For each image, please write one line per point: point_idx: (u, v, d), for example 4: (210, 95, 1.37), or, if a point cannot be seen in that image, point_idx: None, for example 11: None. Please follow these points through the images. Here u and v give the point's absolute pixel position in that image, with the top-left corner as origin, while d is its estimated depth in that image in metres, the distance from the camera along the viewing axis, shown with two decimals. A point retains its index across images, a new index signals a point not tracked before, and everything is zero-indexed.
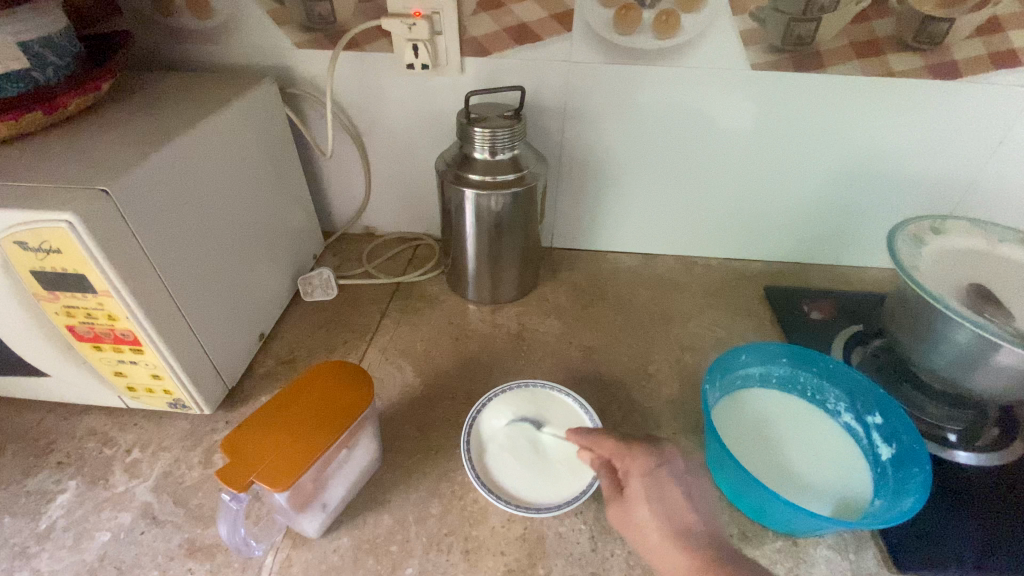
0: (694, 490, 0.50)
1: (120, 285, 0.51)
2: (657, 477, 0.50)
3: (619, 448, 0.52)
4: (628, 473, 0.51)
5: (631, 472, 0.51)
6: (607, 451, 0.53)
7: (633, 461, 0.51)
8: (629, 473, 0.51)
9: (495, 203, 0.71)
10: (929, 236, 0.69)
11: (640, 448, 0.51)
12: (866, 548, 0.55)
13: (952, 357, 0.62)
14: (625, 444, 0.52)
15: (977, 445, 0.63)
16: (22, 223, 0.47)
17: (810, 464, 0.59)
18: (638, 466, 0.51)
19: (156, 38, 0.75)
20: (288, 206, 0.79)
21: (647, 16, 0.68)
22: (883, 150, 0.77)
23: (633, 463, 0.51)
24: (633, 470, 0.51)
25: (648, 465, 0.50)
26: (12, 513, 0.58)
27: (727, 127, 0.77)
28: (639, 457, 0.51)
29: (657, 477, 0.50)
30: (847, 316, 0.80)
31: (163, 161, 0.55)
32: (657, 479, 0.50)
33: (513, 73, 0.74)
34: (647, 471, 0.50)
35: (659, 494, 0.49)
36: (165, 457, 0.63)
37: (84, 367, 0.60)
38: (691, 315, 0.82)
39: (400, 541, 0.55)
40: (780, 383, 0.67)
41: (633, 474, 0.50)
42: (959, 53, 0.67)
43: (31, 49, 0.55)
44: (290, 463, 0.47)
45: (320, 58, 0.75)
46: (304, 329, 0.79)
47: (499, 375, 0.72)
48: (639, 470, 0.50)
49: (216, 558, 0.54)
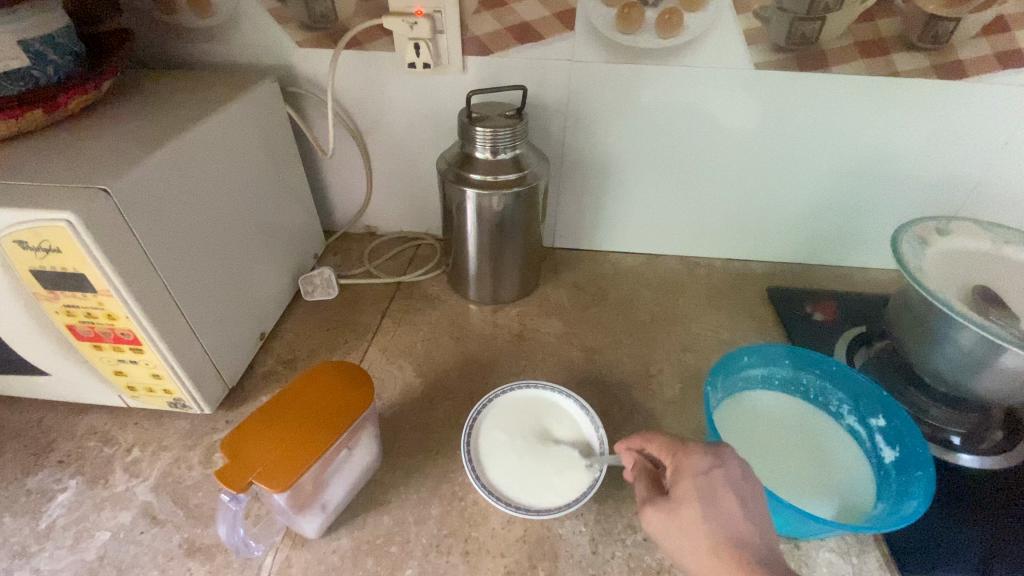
0: (750, 495, 0.44)
1: (120, 284, 0.51)
2: (711, 479, 0.45)
3: (670, 445, 0.49)
4: (678, 472, 0.46)
5: (681, 471, 0.46)
6: (655, 447, 0.49)
7: (686, 458, 0.47)
8: (679, 472, 0.46)
9: (497, 202, 0.71)
10: (934, 237, 0.68)
11: (696, 446, 0.47)
12: (868, 551, 0.55)
13: (955, 360, 0.61)
14: (680, 441, 0.48)
15: (980, 448, 0.62)
16: (22, 223, 0.46)
17: (812, 467, 0.59)
18: (693, 464, 0.46)
19: (156, 36, 0.75)
20: (289, 205, 0.79)
21: (650, 14, 0.67)
22: (887, 150, 0.76)
23: (686, 460, 0.47)
24: (685, 468, 0.46)
25: (701, 464, 0.46)
26: (12, 512, 0.57)
27: (730, 128, 0.76)
28: (694, 455, 0.46)
29: (711, 478, 0.45)
30: (850, 317, 0.80)
31: (164, 160, 0.55)
32: (712, 481, 0.45)
33: (515, 72, 0.74)
34: (701, 470, 0.45)
35: (712, 499, 0.44)
36: (166, 456, 0.63)
37: (85, 366, 0.60)
38: (693, 316, 0.82)
39: (399, 542, 0.55)
40: (782, 385, 0.67)
41: (685, 473, 0.46)
42: (964, 53, 0.67)
43: (32, 47, 0.55)
44: (289, 464, 0.47)
45: (321, 57, 0.75)
46: (305, 329, 0.79)
47: (500, 375, 0.72)
48: (692, 469, 0.46)
49: (215, 558, 0.54)
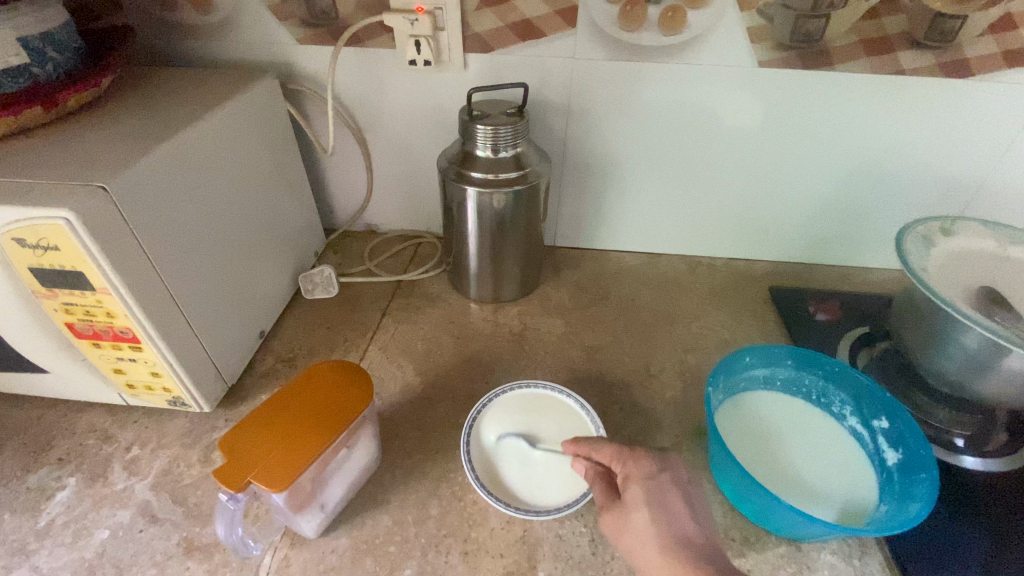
0: (695, 497, 0.47)
1: (119, 283, 0.50)
2: (659, 482, 0.47)
3: (620, 452, 0.50)
4: (628, 478, 0.48)
5: (630, 477, 0.48)
6: (606, 456, 0.50)
7: (635, 464, 0.49)
8: (629, 478, 0.48)
9: (497, 201, 0.70)
10: (938, 237, 0.68)
11: (643, 452, 0.49)
12: (870, 555, 0.54)
13: (959, 361, 0.61)
14: (627, 448, 0.50)
15: (984, 450, 0.62)
16: (20, 220, 0.46)
17: (814, 469, 0.58)
18: (641, 469, 0.48)
19: (157, 33, 0.75)
20: (289, 203, 0.79)
21: (652, 12, 0.67)
22: (892, 149, 0.76)
23: (634, 466, 0.48)
24: (633, 474, 0.48)
25: (649, 469, 0.48)
26: (12, 510, 0.57)
27: (733, 126, 0.76)
28: (642, 460, 0.49)
29: (659, 482, 0.47)
30: (854, 318, 0.79)
31: (163, 158, 0.55)
32: (660, 485, 0.47)
33: (517, 69, 0.73)
34: (649, 475, 0.47)
35: (660, 501, 0.46)
36: (165, 454, 0.63)
37: (84, 363, 0.60)
38: (696, 315, 0.81)
39: (398, 542, 0.54)
40: (784, 385, 0.66)
41: (634, 478, 0.48)
42: (970, 51, 0.66)
43: (31, 44, 0.55)
44: (287, 464, 0.46)
45: (322, 54, 0.75)
46: (305, 327, 0.78)
47: (500, 375, 0.72)
48: (641, 474, 0.48)
49: (214, 557, 0.54)
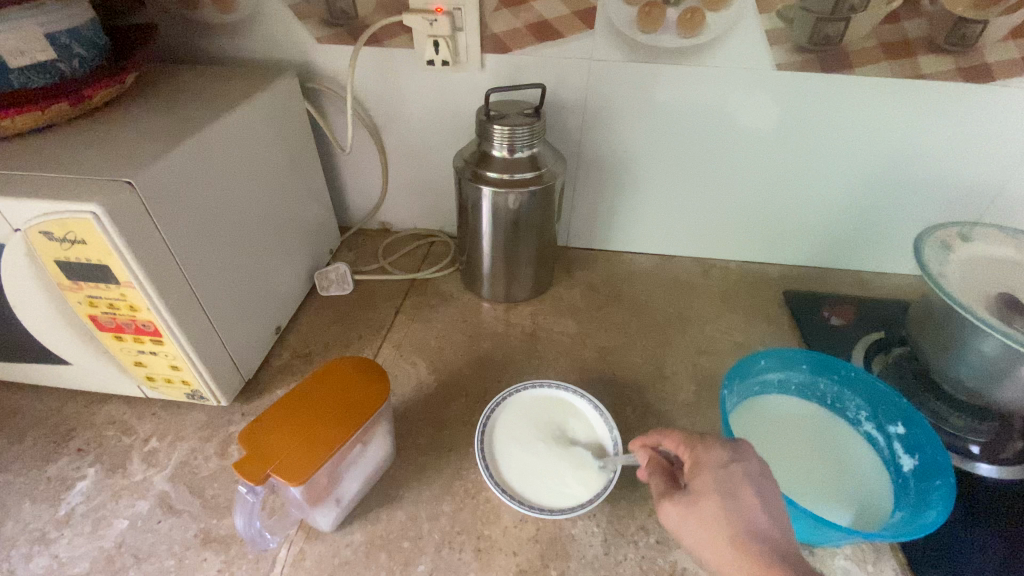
0: (769, 492, 0.44)
1: (143, 277, 0.51)
2: (730, 472, 0.44)
3: (689, 439, 0.48)
4: (697, 466, 0.46)
5: (701, 465, 0.45)
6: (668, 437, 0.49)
7: (706, 452, 0.46)
8: (699, 465, 0.45)
9: (513, 201, 0.71)
10: (957, 243, 0.67)
11: (715, 440, 0.46)
12: (884, 559, 0.54)
13: (978, 367, 0.61)
14: (699, 436, 0.47)
15: (999, 457, 0.61)
16: (49, 214, 0.47)
17: (829, 475, 0.58)
18: (712, 457, 0.45)
19: (177, 31, 0.75)
20: (305, 200, 0.79)
21: (672, 13, 0.67)
22: (909, 154, 0.75)
23: (706, 454, 0.46)
24: (704, 462, 0.45)
25: (721, 457, 0.45)
26: (32, 499, 0.58)
27: (749, 129, 0.76)
28: (714, 448, 0.46)
29: (730, 473, 0.44)
30: (868, 322, 0.79)
31: (187, 154, 0.55)
32: (731, 476, 0.44)
33: (534, 70, 0.74)
34: (721, 464, 0.45)
35: (731, 493, 0.43)
36: (183, 446, 0.63)
37: (105, 357, 0.60)
38: (708, 318, 0.81)
39: (413, 538, 0.55)
40: (799, 390, 0.66)
41: (704, 466, 0.45)
42: (991, 56, 0.66)
43: (58, 40, 0.56)
44: (306, 458, 0.47)
45: (341, 53, 0.75)
46: (320, 323, 0.79)
47: (514, 374, 0.72)
48: (711, 461, 0.45)
49: (231, 549, 0.55)
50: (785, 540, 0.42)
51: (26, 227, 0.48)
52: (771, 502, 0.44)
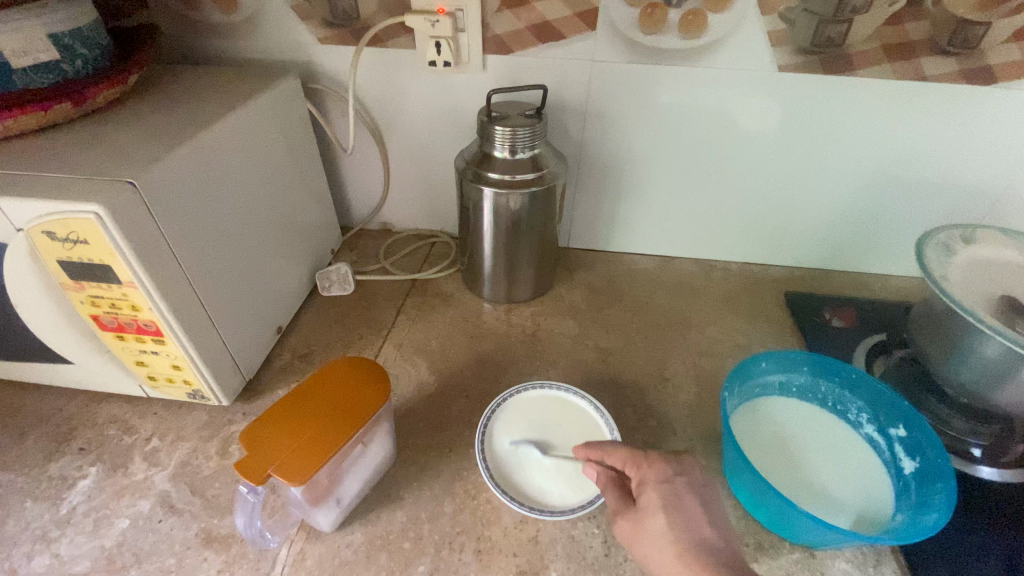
0: (712, 503, 0.46)
1: (145, 277, 0.51)
2: (674, 486, 0.46)
3: (633, 456, 0.49)
4: (642, 482, 0.47)
5: (645, 482, 0.47)
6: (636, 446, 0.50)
7: (649, 468, 0.48)
8: (644, 482, 0.47)
9: (514, 202, 0.71)
10: (959, 245, 0.67)
11: (658, 456, 0.48)
12: (886, 563, 0.54)
13: (979, 370, 0.61)
14: (641, 453, 0.49)
15: (1001, 460, 0.61)
16: (52, 213, 0.47)
17: (831, 477, 0.58)
18: (656, 473, 0.47)
19: (181, 31, 0.76)
20: (307, 200, 0.79)
21: (674, 15, 0.67)
22: (912, 155, 0.75)
23: (649, 470, 0.48)
24: (649, 478, 0.47)
25: (664, 472, 0.47)
26: (34, 498, 0.59)
27: (752, 130, 0.76)
28: (656, 464, 0.48)
29: (674, 485, 0.46)
30: (870, 324, 0.79)
31: (190, 154, 0.56)
32: (676, 489, 0.46)
33: (536, 71, 0.74)
34: (664, 479, 0.47)
35: (677, 506, 0.45)
36: (184, 446, 0.64)
37: (107, 356, 0.61)
38: (710, 319, 0.81)
39: (413, 539, 0.55)
40: (800, 392, 0.66)
41: (648, 482, 0.47)
42: (993, 58, 0.65)
43: (61, 41, 0.56)
44: (306, 458, 0.47)
45: (342, 54, 0.76)
46: (322, 323, 0.79)
47: (514, 375, 0.72)
48: (655, 477, 0.47)
49: (232, 549, 0.55)
50: None
51: (29, 227, 0.49)
52: (717, 512, 0.46)
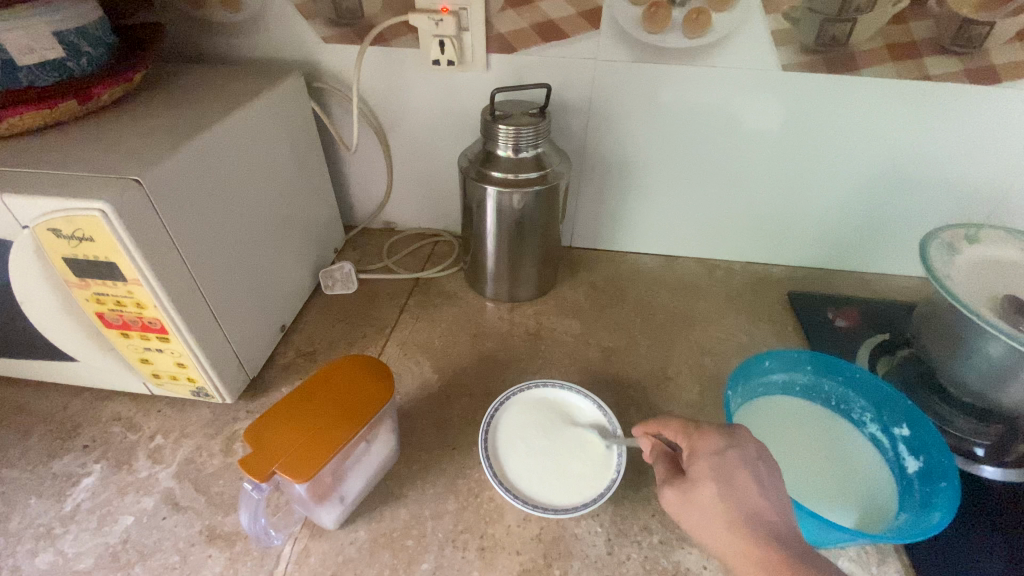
0: (765, 475, 0.45)
1: (150, 274, 0.51)
2: (726, 458, 0.46)
3: (685, 428, 0.49)
4: (694, 453, 0.47)
5: (697, 452, 0.47)
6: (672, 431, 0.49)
7: (701, 440, 0.47)
8: (695, 453, 0.47)
9: (518, 201, 0.71)
10: (962, 244, 0.67)
11: (710, 428, 0.48)
12: (889, 562, 0.54)
13: (982, 369, 0.61)
14: (694, 424, 0.49)
15: (1005, 460, 0.61)
16: (58, 211, 0.47)
17: (834, 477, 0.58)
18: (708, 445, 0.47)
19: (184, 30, 0.76)
20: (311, 199, 0.80)
21: (677, 14, 0.67)
22: (914, 155, 0.75)
23: (701, 442, 0.47)
24: (701, 449, 0.47)
25: (717, 444, 0.47)
26: (38, 494, 0.59)
27: (755, 130, 0.76)
28: (709, 435, 0.47)
29: (726, 459, 0.45)
30: (874, 324, 0.79)
31: (194, 153, 0.56)
32: (727, 461, 0.45)
33: (539, 70, 0.74)
34: (716, 451, 0.46)
35: (727, 478, 0.45)
36: (187, 444, 0.64)
37: (111, 354, 0.61)
38: (713, 319, 0.81)
39: (416, 536, 0.55)
40: (803, 391, 0.66)
41: (700, 453, 0.47)
42: (998, 58, 0.65)
43: (66, 39, 0.56)
44: (311, 456, 0.47)
45: (346, 53, 0.76)
46: (325, 322, 0.79)
47: (517, 373, 0.72)
48: (708, 449, 0.46)
49: (235, 546, 0.55)
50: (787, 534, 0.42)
51: (35, 224, 0.49)
52: (770, 487, 0.45)
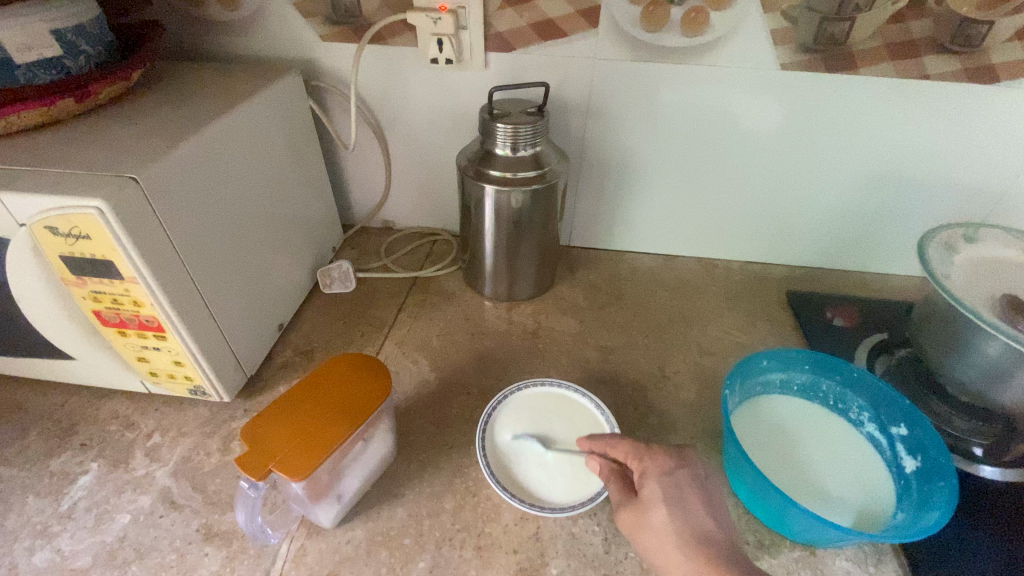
0: (713, 495, 0.48)
1: (147, 273, 0.51)
2: (676, 479, 0.48)
3: (636, 448, 0.51)
4: (644, 475, 0.49)
5: (647, 474, 0.49)
6: (622, 452, 0.51)
7: (651, 461, 0.49)
8: (646, 474, 0.49)
9: (515, 200, 0.71)
10: (961, 244, 0.67)
11: (660, 449, 0.50)
12: (886, 562, 0.54)
13: (980, 368, 0.61)
14: (642, 445, 0.50)
15: (1004, 459, 0.61)
16: (54, 208, 0.47)
17: (832, 476, 0.58)
18: (657, 466, 0.49)
19: (183, 28, 0.76)
20: (309, 198, 0.80)
21: (675, 12, 0.67)
22: (913, 155, 0.75)
23: (651, 463, 0.49)
24: (651, 470, 0.49)
25: (666, 465, 0.49)
26: (35, 493, 0.59)
27: (754, 129, 0.76)
28: (657, 457, 0.49)
29: (676, 478, 0.48)
30: (872, 324, 0.79)
31: (191, 151, 0.55)
32: (677, 481, 0.48)
33: (538, 69, 0.74)
34: (665, 471, 0.48)
35: (677, 499, 0.47)
36: (185, 441, 0.64)
37: (109, 351, 0.61)
38: (712, 318, 0.81)
39: (413, 535, 0.55)
40: (801, 390, 0.66)
41: (649, 474, 0.49)
42: (997, 57, 0.65)
43: (64, 37, 0.56)
44: (307, 454, 0.47)
45: (344, 52, 0.76)
46: (323, 320, 0.79)
47: (514, 372, 0.72)
48: (656, 470, 0.49)
49: (232, 544, 0.55)
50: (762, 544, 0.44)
51: (31, 222, 0.49)
52: (719, 505, 0.47)
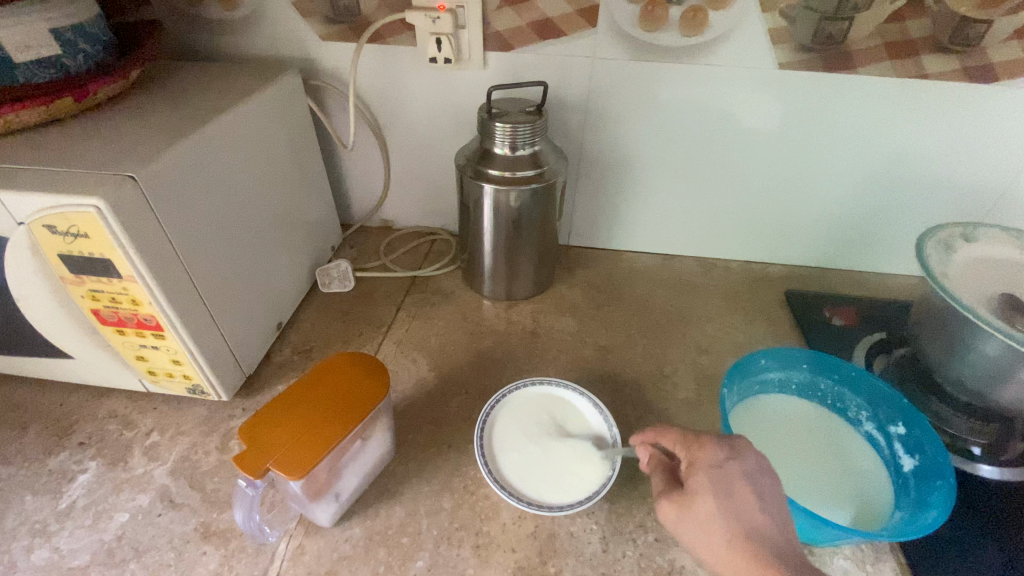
0: (765, 488, 0.43)
1: (145, 272, 0.51)
2: (725, 471, 0.44)
3: (685, 438, 0.47)
4: (692, 465, 0.45)
5: (696, 465, 0.45)
6: (669, 440, 0.48)
7: (700, 451, 0.46)
8: (693, 464, 0.45)
9: (514, 198, 0.71)
10: (959, 244, 0.67)
11: (709, 439, 0.46)
12: (884, 560, 0.54)
13: (978, 368, 0.61)
14: (693, 435, 0.47)
15: (1002, 458, 0.61)
16: (52, 207, 0.47)
17: (829, 475, 0.58)
18: (707, 457, 0.45)
19: (182, 28, 0.76)
20: (308, 197, 0.80)
21: (675, 12, 0.67)
22: (911, 154, 0.75)
23: (700, 453, 0.46)
24: (700, 461, 0.45)
25: (717, 456, 0.45)
26: (33, 492, 0.59)
27: (753, 128, 0.76)
28: (708, 447, 0.46)
29: (726, 471, 0.44)
30: (869, 323, 0.79)
31: (190, 150, 0.55)
32: (726, 474, 0.44)
33: (537, 69, 0.74)
34: (716, 463, 0.44)
35: (726, 491, 0.43)
36: (184, 441, 0.64)
37: (108, 350, 0.61)
38: (710, 317, 0.81)
39: (411, 534, 0.55)
40: (799, 390, 0.66)
41: (699, 466, 0.45)
42: (995, 55, 0.65)
43: (62, 36, 0.56)
44: (304, 453, 0.47)
45: (343, 51, 0.76)
46: (321, 319, 0.79)
47: (513, 371, 0.72)
48: (707, 461, 0.45)
49: (230, 543, 0.55)
50: (785, 545, 0.41)
51: (30, 221, 0.49)
52: (769, 500, 0.43)
